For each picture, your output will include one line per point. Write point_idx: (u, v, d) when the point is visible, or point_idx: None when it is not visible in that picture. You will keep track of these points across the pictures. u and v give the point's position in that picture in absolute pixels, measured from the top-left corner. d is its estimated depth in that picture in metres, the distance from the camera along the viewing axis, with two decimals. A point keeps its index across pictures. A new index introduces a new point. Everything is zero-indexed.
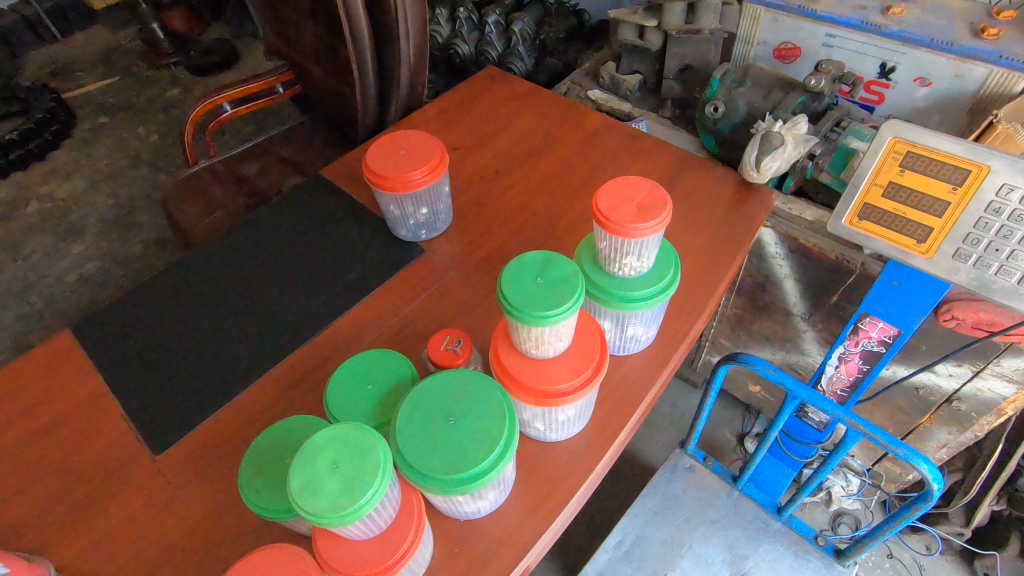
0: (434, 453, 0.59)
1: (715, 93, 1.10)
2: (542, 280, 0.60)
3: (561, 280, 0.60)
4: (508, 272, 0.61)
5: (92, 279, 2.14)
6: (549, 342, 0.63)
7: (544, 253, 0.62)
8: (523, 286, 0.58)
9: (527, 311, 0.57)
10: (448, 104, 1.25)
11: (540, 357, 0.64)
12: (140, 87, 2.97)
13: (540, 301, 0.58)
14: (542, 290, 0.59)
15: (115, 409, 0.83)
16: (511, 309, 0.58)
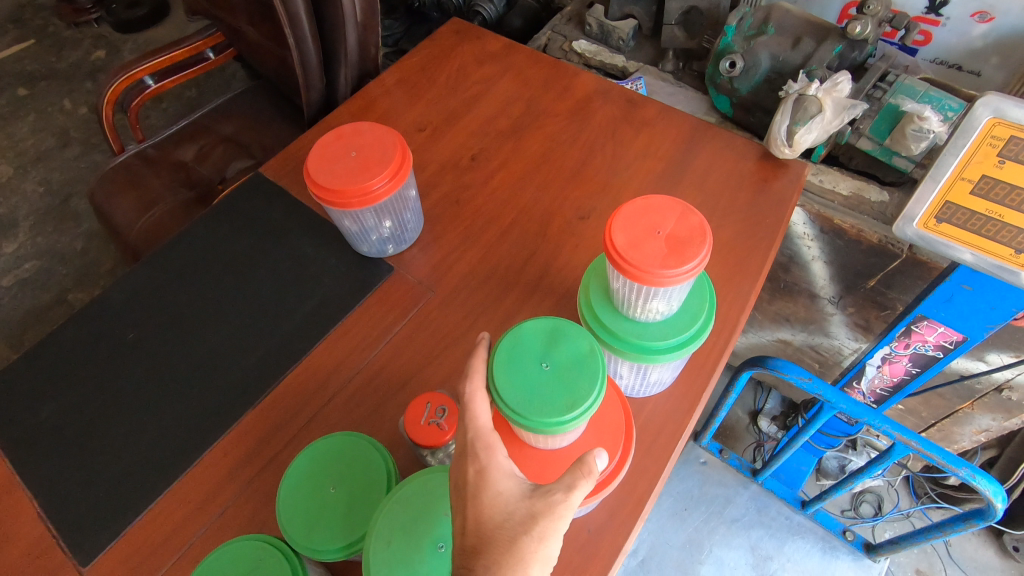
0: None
1: (730, 43, 0.92)
2: (548, 366, 0.50)
3: (574, 367, 0.49)
4: (504, 363, 0.50)
5: (32, 281, 1.92)
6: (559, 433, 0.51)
7: (548, 326, 0.52)
8: (528, 381, 0.48)
9: (539, 424, 0.47)
10: (407, 72, 1.04)
11: (549, 447, 0.52)
12: (61, 50, 2.62)
13: (549, 400, 0.48)
14: (550, 384, 0.49)
15: (28, 506, 0.68)
16: (515, 419, 0.48)
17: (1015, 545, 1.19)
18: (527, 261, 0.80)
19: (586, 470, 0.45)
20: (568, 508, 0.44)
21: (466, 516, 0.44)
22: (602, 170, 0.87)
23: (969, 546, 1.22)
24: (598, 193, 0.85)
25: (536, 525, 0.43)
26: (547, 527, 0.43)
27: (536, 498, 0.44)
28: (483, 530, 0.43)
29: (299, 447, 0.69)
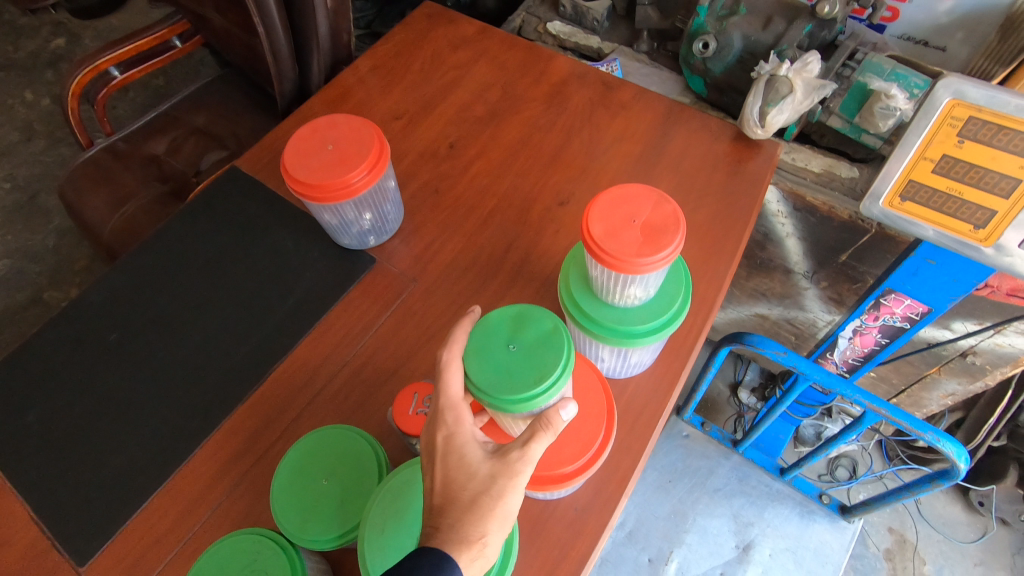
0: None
1: (702, 24, 0.93)
2: (515, 347, 0.51)
3: (540, 345, 0.51)
4: (473, 348, 0.51)
5: (4, 280, 1.88)
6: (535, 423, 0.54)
7: (512, 310, 0.53)
8: (496, 363, 0.50)
9: (511, 402, 0.49)
10: (382, 58, 1.03)
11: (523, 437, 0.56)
12: (18, 39, 2.52)
13: (521, 377, 0.49)
14: (519, 362, 0.50)
15: (21, 510, 0.68)
16: (487, 400, 0.49)
17: (981, 501, 1.26)
18: (509, 248, 0.81)
19: (546, 423, 0.48)
20: (524, 463, 0.47)
21: (435, 478, 0.49)
22: (580, 155, 0.88)
23: (938, 504, 1.29)
24: (577, 179, 0.86)
25: (494, 484, 0.47)
26: (505, 484, 0.47)
27: (495, 459, 0.48)
28: (449, 492, 0.48)
29: (290, 440, 0.70)
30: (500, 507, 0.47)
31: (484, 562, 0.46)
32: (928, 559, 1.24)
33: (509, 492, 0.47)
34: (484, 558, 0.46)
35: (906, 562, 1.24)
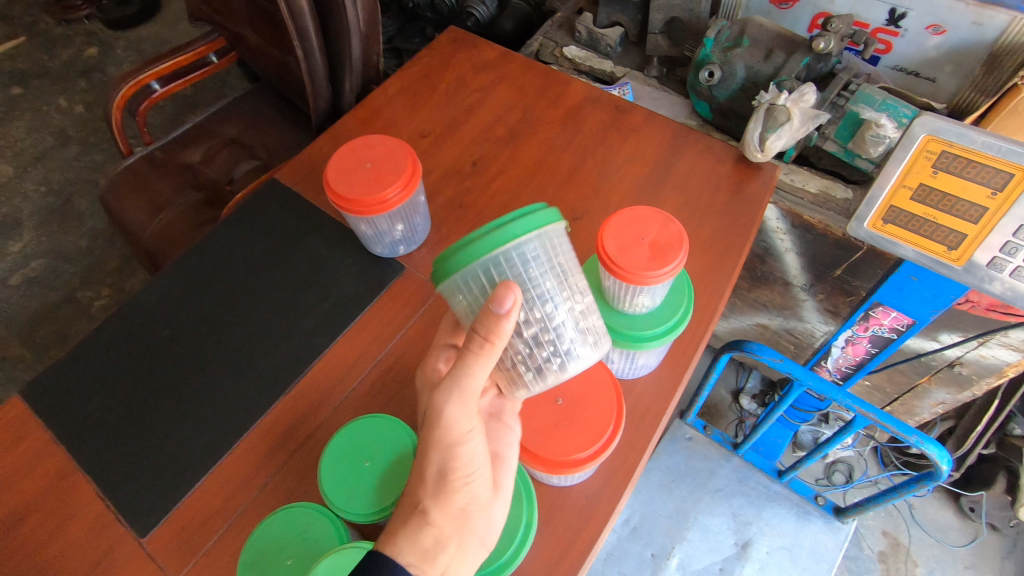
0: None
1: (709, 55, 1.00)
2: None
3: None
4: None
5: (39, 279, 1.97)
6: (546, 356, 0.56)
7: None
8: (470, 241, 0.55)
9: (465, 242, 0.52)
10: (410, 80, 1.11)
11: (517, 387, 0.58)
12: (53, 48, 2.64)
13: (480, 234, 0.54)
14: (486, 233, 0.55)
15: (86, 488, 0.76)
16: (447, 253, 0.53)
17: (971, 506, 1.31)
18: None
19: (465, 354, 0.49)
20: (432, 422, 0.51)
21: None
22: (593, 174, 0.95)
23: (930, 509, 1.34)
24: (590, 196, 0.93)
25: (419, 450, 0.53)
26: (430, 444, 0.52)
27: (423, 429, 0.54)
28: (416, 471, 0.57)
29: (327, 430, 0.78)
30: (436, 469, 0.52)
31: (436, 526, 0.52)
32: (920, 561, 1.29)
33: (434, 450, 0.52)
34: (428, 523, 0.51)
35: (899, 564, 1.29)
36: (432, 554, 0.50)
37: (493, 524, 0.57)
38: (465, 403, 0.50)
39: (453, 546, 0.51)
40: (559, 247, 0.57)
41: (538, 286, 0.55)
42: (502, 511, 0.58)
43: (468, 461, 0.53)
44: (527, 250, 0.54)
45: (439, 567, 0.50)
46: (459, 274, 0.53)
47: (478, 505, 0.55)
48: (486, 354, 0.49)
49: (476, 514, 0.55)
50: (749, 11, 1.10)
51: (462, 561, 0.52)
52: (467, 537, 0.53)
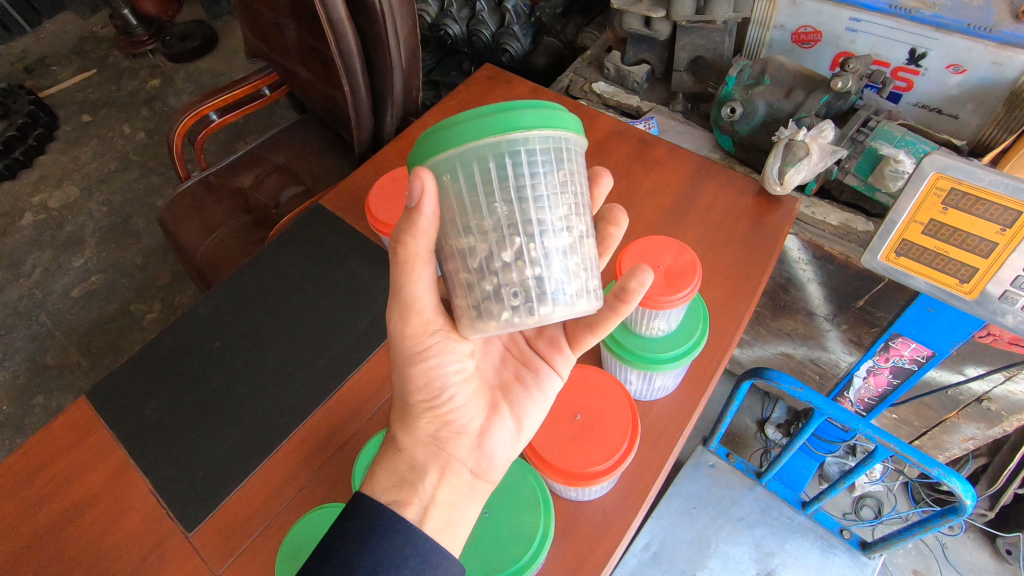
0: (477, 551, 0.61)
1: (731, 92, 1.05)
2: None
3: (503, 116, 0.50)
4: None
5: (98, 293, 2.11)
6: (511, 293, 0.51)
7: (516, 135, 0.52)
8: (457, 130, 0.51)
9: (457, 120, 0.48)
10: (446, 113, 1.19)
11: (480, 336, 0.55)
12: (120, 79, 2.86)
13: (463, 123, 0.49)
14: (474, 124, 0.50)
15: (141, 484, 0.82)
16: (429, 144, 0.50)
17: (1008, 548, 1.26)
18: None
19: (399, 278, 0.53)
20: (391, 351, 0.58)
21: None
22: (617, 204, 1.00)
23: (964, 550, 1.31)
24: None
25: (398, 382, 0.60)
26: (401, 374, 0.58)
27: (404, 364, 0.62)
28: None
29: (360, 439, 0.84)
30: (409, 397, 0.58)
31: (410, 453, 0.57)
32: None
33: (400, 377, 0.58)
34: (402, 452, 0.58)
35: None
36: (409, 482, 0.55)
37: (486, 453, 0.60)
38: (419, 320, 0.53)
39: (433, 475, 0.56)
40: (570, 164, 0.52)
41: (520, 203, 0.49)
42: (500, 440, 0.61)
43: (429, 384, 0.57)
44: (526, 150, 0.48)
45: (417, 496, 0.54)
46: (444, 156, 0.48)
47: (457, 431, 0.59)
48: (407, 264, 0.51)
49: (457, 442, 0.58)
50: (772, 50, 1.14)
51: (446, 486, 0.56)
52: (446, 458, 0.58)
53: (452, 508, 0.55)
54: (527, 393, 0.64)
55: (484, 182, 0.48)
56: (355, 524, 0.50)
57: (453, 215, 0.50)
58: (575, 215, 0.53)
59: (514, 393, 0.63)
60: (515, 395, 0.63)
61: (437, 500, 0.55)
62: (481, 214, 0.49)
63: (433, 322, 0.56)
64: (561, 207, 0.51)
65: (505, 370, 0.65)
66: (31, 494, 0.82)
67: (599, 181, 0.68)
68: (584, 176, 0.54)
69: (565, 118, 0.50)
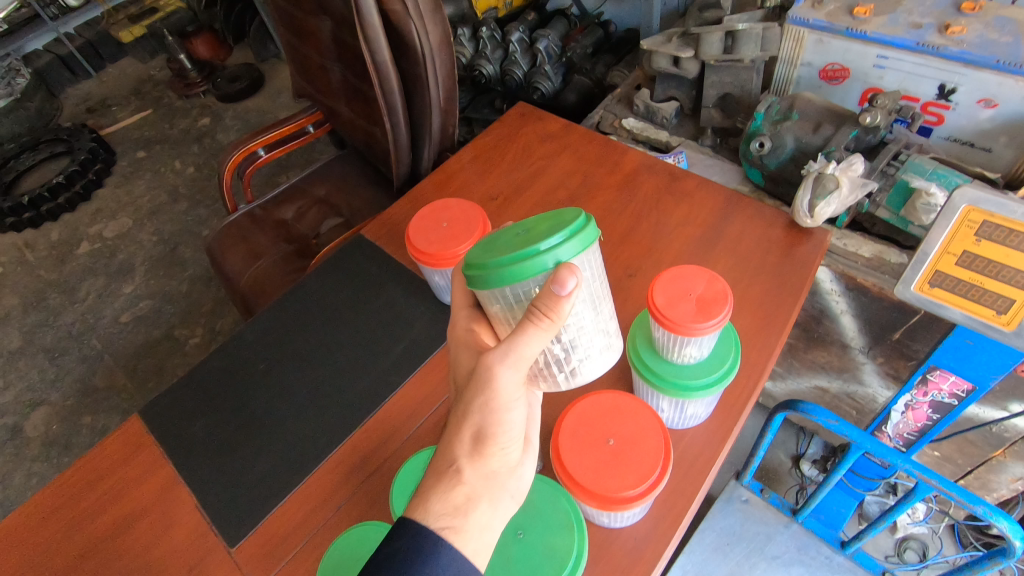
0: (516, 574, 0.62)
1: (759, 127, 1.09)
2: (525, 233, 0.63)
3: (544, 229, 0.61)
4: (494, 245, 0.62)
5: (145, 318, 2.21)
6: (581, 360, 0.69)
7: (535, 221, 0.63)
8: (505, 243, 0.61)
9: (527, 256, 0.58)
10: (481, 149, 1.24)
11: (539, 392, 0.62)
12: (173, 118, 3.05)
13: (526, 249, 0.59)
14: (520, 239, 0.61)
15: (187, 499, 0.86)
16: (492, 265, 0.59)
17: None
18: None
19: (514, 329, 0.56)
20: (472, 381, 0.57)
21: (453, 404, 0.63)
22: (647, 236, 1.03)
23: None
24: (643, 255, 1.00)
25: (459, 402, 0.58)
26: (472, 410, 0.57)
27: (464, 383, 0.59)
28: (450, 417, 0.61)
29: (395, 461, 0.86)
30: (477, 432, 0.57)
31: (469, 485, 0.56)
32: None
33: (477, 415, 0.57)
34: (463, 483, 0.56)
35: None
36: (463, 509, 0.55)
37: (520, 484, 0.63)
38: (516, 369, 0.56)
39: (485, 504, 0.56)
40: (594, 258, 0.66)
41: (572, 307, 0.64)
42: (527, 470, 0.65)
43: (506, 426, 0.58)
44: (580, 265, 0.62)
45: (469, 522, 0.55)
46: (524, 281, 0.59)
47: (506, 466, 0.60)
48: (544, 330, 0.55)
49: (506, 476, 0.60)
50: (799, 86, 1.16)
51: (494, 516, 0.57)
52: (498, 494, 0.58)
53: (491, 533, 0.57)
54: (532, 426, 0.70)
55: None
56: (403, 543, 0.51)
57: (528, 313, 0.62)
58: (603, 284, 0.71)
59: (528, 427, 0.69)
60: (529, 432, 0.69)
61: (484, 527, 0.56)
62: None
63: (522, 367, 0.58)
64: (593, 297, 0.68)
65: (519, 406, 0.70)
66: (84, 507, 0.86)
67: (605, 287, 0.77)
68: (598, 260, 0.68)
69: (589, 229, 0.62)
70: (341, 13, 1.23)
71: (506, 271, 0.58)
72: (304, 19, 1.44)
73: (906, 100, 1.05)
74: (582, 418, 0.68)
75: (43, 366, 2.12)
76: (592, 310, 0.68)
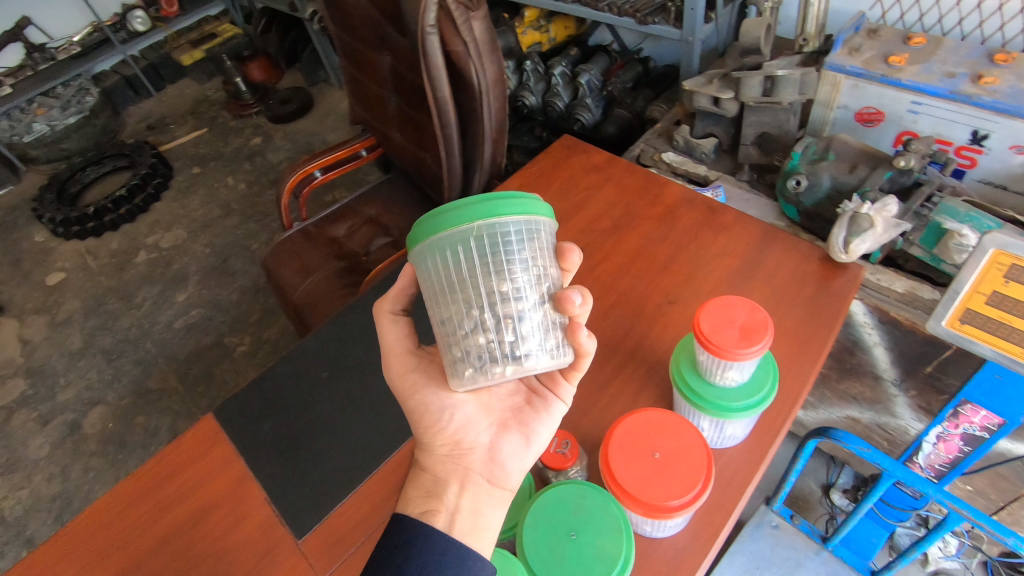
0: (565, 573, 0.67)
1: (796, 166, 1.14)
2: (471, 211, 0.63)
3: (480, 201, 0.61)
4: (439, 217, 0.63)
5: (197, 325, 2.34)
6: (498, 355, 0.63)
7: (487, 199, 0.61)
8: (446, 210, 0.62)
9: (448, 210, 0.60)
10: (528, 178, 1.32)
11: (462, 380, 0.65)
12: (227, 137, 3.23)
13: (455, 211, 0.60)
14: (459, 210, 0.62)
15: (258, 493, 0.94)
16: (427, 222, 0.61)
17: None
18: (623, 337, 1.01)
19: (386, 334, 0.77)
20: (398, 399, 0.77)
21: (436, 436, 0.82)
22: (687, 265, 1.09)
23: None
24: (684, 284, 1.06)
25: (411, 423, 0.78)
26: (409, 415, 0.76)
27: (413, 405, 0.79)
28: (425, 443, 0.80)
29: None
30: (421, 430, 0.75)
31: (433, 472, 0.72)
32: None
33: (410, 416, 0.75)
34: (428, 472, 0.72)
35: None
36: (434, 494, 0.69)
37: (496, 463, 0.73)
38: (397, 370, 0.76)
39: (456, 486, 0.70)
40: (510, 250, 0.62)
41: (493, 283, 0.62)
42: (510, 452, 0.74)
43: (424, 410, 0.74)
44: (459, 242, 0.61)
45: (444, 502, 0.68)
46: (442, 237, 0.60)
47: (466, 448, 0.73)
48: (387, 324, 0.77)
49: (471, 457, 0.73)
50: (835, 127, 1.22)
51: (466, 495, 0.69)
52: (461, 471, 0.72)
53: (475, 512, 0.67)
54: (535, 415, 0.77)
55: (434, 276, 0.63)
56: (397, 538, 0.61)
57: (448, 286, 0.62)
58: (531, 285, 0.64)
59: (520, 415, 0.77)
60: (518, 416, 0.77)
61: (461, 506, 0.67)
62: (466, 292, 0.62)
63: (411, 362, 0.76)
64: (523, 284, 0.63)
65: (515, 396, 0.79)
66: (164, 497, 0.95)
67: (566, 257, 0.69)
68: (544, 250, 0.66)
69: (530, 207, 0.63)
70: (404, 51, 1.33)
71: (433, 225, 0.61)
72: (366, 53, 1.55)
73: (939, 144, 1.10)
74: (630, 432, 0.74)
75: (101, 367, 2.25)
76: (522, 299, 0.63)
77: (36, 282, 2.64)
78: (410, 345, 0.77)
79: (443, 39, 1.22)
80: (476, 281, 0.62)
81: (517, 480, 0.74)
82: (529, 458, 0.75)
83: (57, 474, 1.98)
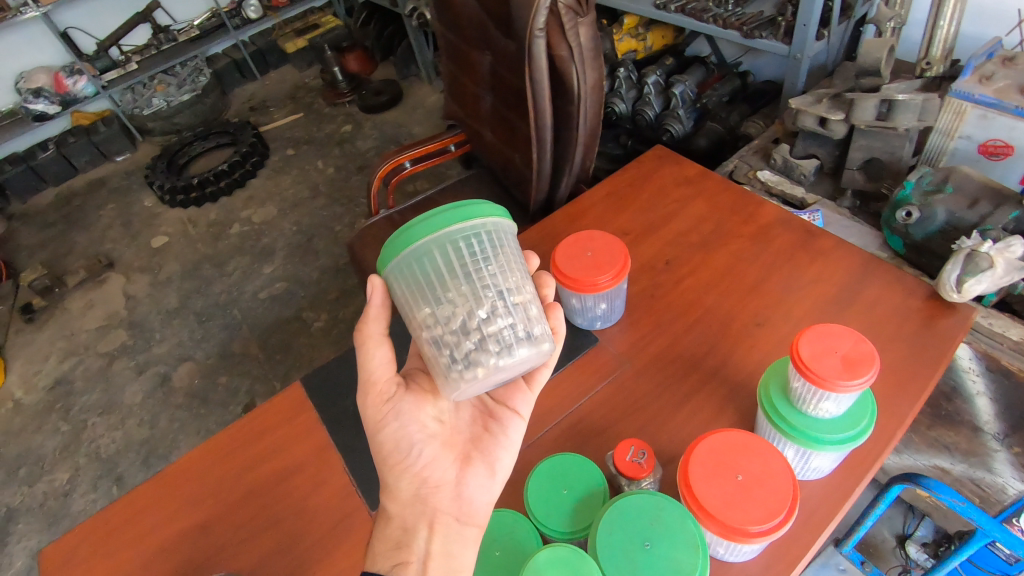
0: None
1: (908, 195, 1.09)
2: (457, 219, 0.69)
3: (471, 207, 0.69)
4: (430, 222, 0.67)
5: (280, 297, 2.48)
6: (514, 339, 0.66)
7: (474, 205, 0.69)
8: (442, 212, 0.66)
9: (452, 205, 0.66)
10: (616, 185, 1.31)
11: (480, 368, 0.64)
12: (320, 122, 3.40)
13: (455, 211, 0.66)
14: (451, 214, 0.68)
15: (337, 462, 0.99)
16: (432, 218, 0.64)
17: None
18: (706, 354, 0.99)
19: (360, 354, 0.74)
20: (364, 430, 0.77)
21: None
22: (778, 288, 1.06)
23: None
24: (773, 306, 1.03)
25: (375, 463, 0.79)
26: (376, 448, 0.76)
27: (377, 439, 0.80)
28: None
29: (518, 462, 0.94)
30: (387, 464, 0.75)
31: (399, 519, 0.74)
32: None
33: (376, 452, 0.76)
34: (394, 517, 0.74)
35: None
36: (404, 544, 0.72)
37: (465, 496, 0.75)
38: (362, 405, 0.76)
39: (422, 531, 0.72)
40: (505, 245, 0.69)
41: (499, 272, 0.67)
42: (475, 484, 0.76)
43: (392, 446, 0.74)
44: (467, 234, 0.65)
45: (413, 550, 0.71)
46: (453, 227, 0.64)
47: (433, 486, 0.75)
48: (365, 351, 0.74)
49: (438, 495, 0.75)
50: (954, 158, 1.15)
51: (433, 539, 0.72)
52: (428, 511, 0.74)
53: (445, 555, 0.71)
54: (493, 441, 0.79)
55: (437, 271, 0.64)
56: None
57: (458, 277, 0.64)
58: (523, 279, 0.70)
59: (481, 443, 0.79)
60: (479, 447, 0.79)
61: (429, 551, 0.71)
62: (479, 279, 0.65)
63: (388, 392, 0.75)
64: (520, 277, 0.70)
65: (474, 426, 0.81)
66: (251, 455, 1.02)
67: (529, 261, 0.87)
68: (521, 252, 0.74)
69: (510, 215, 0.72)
70: (508, 53, 1.36)
71: (440, 218, 0.64)
72: (467, 52, 1.60)
73: None
74: (713, 449, 0.73)
75: (192, 327, 2.44)
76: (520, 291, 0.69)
77: (142, 243, 2.88)
78: (389, 372, 0.75)
79: (549, 43, 1.24)
80: (485, 269, 0.66)
81: (485, 514, 0.76)
82: (495, 488, 0.77)
83: (147, 420, 2.15)
